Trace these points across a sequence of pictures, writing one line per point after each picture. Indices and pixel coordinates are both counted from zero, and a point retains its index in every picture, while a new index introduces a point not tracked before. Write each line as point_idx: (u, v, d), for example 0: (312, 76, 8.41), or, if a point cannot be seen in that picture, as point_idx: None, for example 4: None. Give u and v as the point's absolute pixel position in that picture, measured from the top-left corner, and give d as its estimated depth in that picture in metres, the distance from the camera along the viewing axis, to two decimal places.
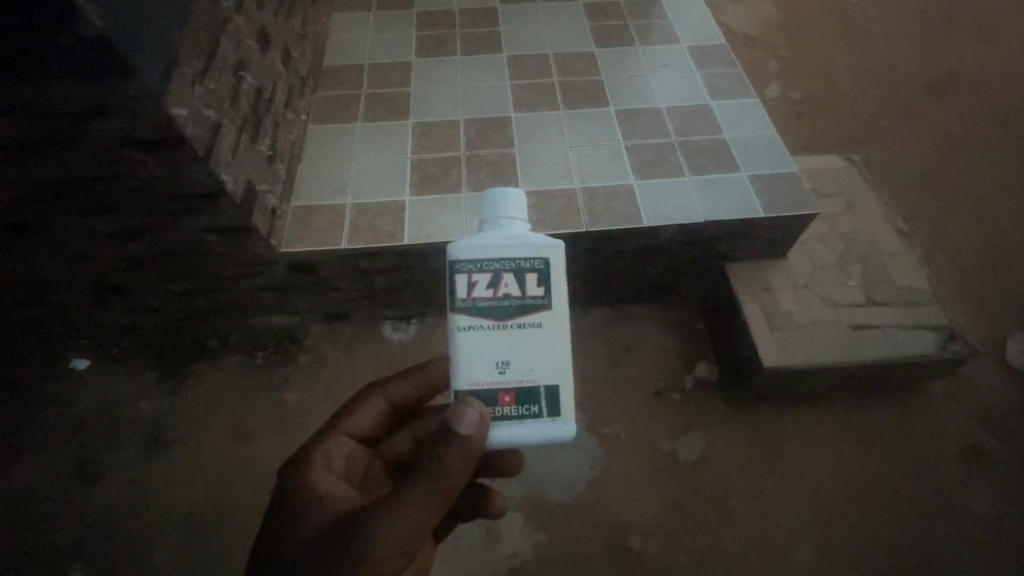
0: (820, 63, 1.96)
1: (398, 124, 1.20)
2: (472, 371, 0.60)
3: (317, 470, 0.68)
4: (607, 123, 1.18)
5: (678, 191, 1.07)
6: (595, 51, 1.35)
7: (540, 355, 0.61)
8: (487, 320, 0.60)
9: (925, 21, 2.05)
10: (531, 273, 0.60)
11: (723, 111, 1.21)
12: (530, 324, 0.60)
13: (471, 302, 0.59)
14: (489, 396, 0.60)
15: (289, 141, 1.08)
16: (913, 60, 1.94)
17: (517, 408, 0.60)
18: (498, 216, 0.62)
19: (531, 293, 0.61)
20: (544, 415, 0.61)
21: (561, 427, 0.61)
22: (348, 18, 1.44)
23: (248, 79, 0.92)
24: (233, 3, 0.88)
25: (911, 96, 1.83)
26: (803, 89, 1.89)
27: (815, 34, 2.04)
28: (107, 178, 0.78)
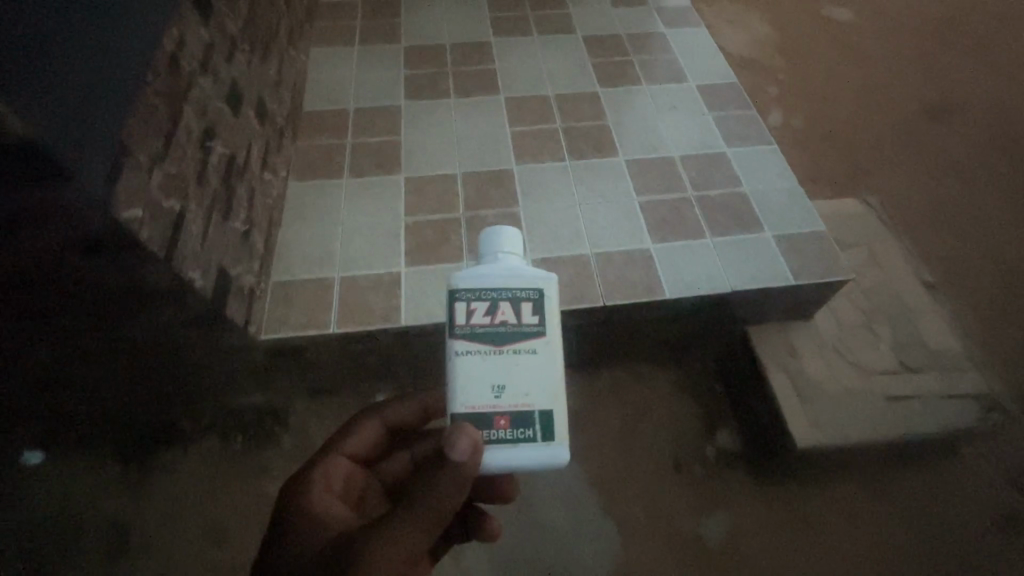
0: (824, 86, 1.88)
1: (389, 179, 1.08)
2: (465, 393, 0.55)
3: (313, 494, 0.63)
4: (618, 176, 1.09)
5: (698, 256, 0.98)
6: (600, 90, 1.25)
7: (535, 380, 0.55)
8: (481, 344, 0.55)
9: (928, 39, 1.99)
10: (527, 300, 0.56)
11: (740, 160, 1.12)
12: (526, 348, 0.55)
13: (466, 326, 0.55)
14: (481, 419, 0.54)
15: (266, 206, 0.96)
16: (920, 81, 1.87)
17: (514, 431, 0.54)
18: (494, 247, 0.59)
19: (526, 319, 0.56)
20: (538, 440, 0.55)
21: (557, 453, 0.54)
22: (330, 55, 1.32)
23: (218, 148, 0.81)
24: (198, 65, 0.77)
25: (920, 118, 1.76)
26: (808, 112, 1.81)
27: (817, 55, 1.97)
28: (52, 288, 0.66)
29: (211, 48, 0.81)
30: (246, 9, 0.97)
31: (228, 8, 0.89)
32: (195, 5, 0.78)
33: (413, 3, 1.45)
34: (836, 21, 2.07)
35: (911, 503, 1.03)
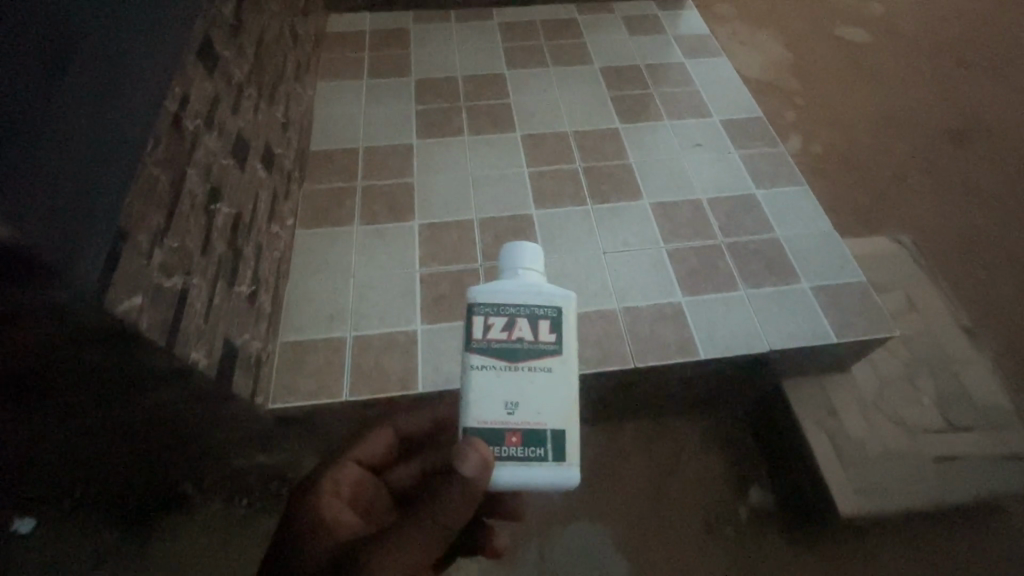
0: (845, 107, 1.82)
1: (402, 226, 1.03)
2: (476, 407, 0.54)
3: (320, 499, 0.60)
4: (643, 221, 1.04)
5: (732, 310, 0.93)
6: (620, 126, 1.20)
7: (548, 399, 0.53)
8: (495, 360, 0.54)
9: (948, 60, 1.95)
10: (544, 318, 0.55)
11: (771, 202, 1.07)
12: (540, 367, 0.54)
13: (481, 341, 0.54)
14: (493, 434, 0.53)
15: (274, 260, 0.91)
16: (943, 103, 1.82)
17: (523, 448, 0.53)
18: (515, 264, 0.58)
19: (541, 338, 0.55)
20: (548, 459, 0.53)
21: (566, 473, 0.53)
22: (338, 89, 1.27)
23: (224, 208, 0.75)
24: (203, 122, 0.71)
25: (945, 144, 1.71)
26: (830, 135, 1.73)
27: (835, 75, 1.91)
28: (29, 385, 0.59)
29: (216, 100, 0.76)
30: (252, 52, 0.91)
31: (233, 54, 0.83)
32: (200, 57, 0.72)
33: (422, 33, 1.40)
34: (854, 40, 2.01)
35: (967, 569, 0.94)
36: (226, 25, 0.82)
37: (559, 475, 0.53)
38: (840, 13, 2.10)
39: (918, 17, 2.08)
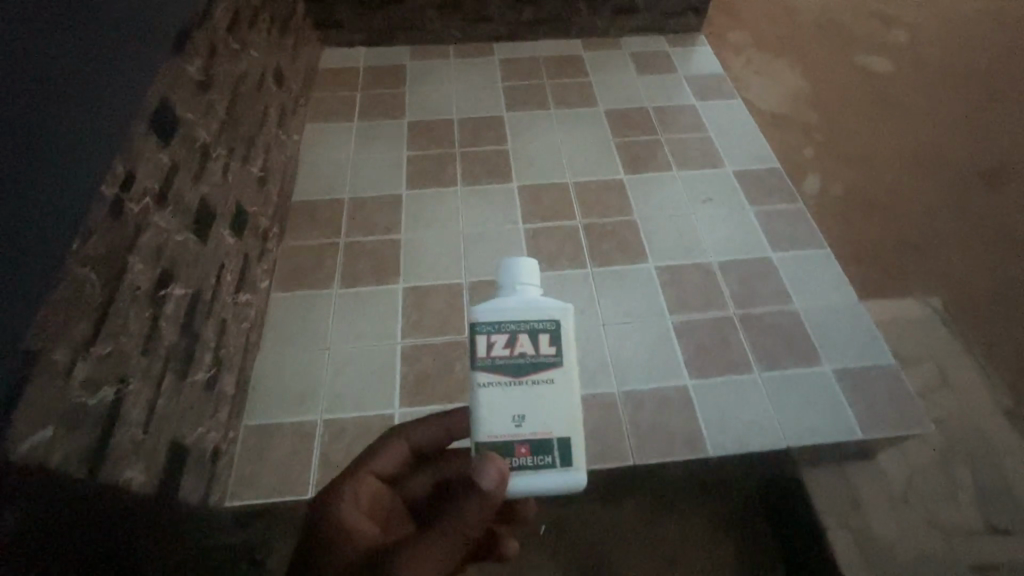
0: (862, 145, 1.68)
1: (384, 290, 0.95)
2: (482, 421, 0.49)
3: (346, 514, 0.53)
4: (648, 288, 0.95)
5: (746, 395, 0.83)
6: (625, 177, 1.12)
7: (556, 409, 0.48)
8: (500, 377, 0.49)
9: (979, 93, 1.82)
10: (544, 331, 0.49)
11: (789, 268, 0.98)
12: (545, 379, 0.49)
13: (484, 360, 0.49)
14: (502, 446, 0.49)
15: (240, 333, 0.83)
16: (974, 140, 1.69)
17: (532, 456, 0.48)
18: (508, 280, 0.52)
19: (542, 352, 0.49)
20: (557, 465, 0.48)
21: (575, 477, 0.48)
22: (326, 132, 1.20)
23: (177, 291, 0.68)
24: (152, 201, 0.64)
25: (973, 187, 1.57)
26: (849, 175, 1.59)
27: (854, 108, 1.78)
28: None
29: (173, 171, 0.69)
30: (224, 106, 0.84)
31: (199, 114, 0.76)
32: (152, 127, 0.65)
33: (418, 70, 1.33)
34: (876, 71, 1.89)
35: None
36: (193, 83, 0.75)
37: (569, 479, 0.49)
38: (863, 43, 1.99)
39: (945, 47, 1.97)
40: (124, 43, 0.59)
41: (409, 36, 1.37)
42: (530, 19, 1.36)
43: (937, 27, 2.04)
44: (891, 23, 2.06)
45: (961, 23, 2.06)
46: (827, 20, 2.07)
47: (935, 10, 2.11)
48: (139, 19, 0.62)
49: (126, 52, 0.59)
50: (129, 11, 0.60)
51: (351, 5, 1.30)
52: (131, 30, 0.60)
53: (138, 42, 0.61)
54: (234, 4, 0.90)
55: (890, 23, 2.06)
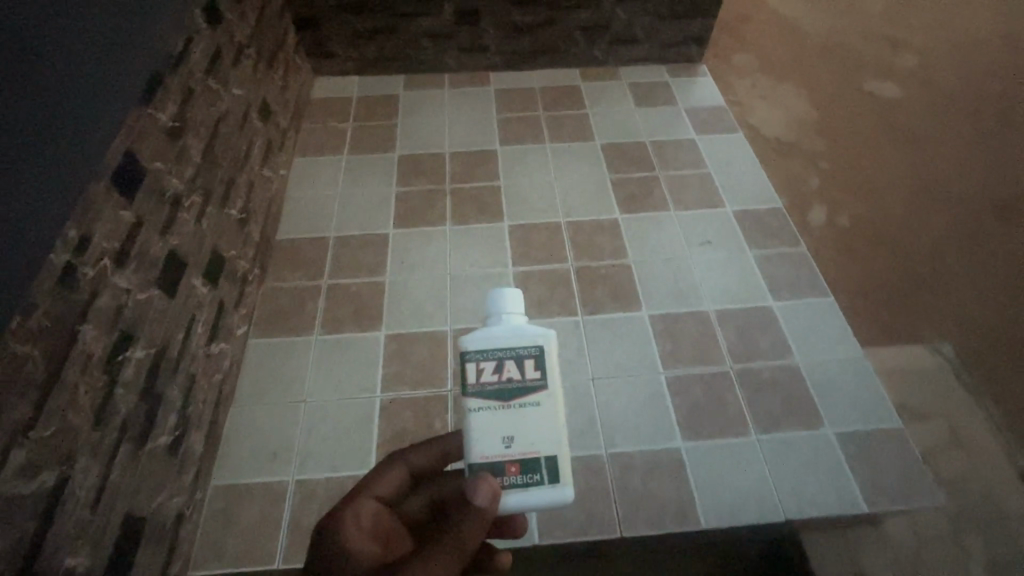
0: (874, 172, 1.56)
1: (366, 338, 0.92)
2: (471, 444, 0.47)
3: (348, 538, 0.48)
4: (641, 339, 0.90)
5: (742, 461, 0.79)
6: (620, 216, 1.08)
7: (544, 431, 0.47)
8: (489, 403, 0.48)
9: (998, 117, 1.72)
10: (530, 356, 0.48)
11: (790, 319, 0.93)
12: (532, 404, 0.48)
13: (473, 388, 0.48)
14: (491, 468, 0.47)
15: (212, 388, 0.80)
16: (993, 167, 1.59)
17: (521, 477, 0.47)
18: (491, 306, 0.50)
19: (528, 376, 0.48)
20: (546, 482, 0.47)
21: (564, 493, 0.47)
22: (315, 166, 1.17)
23: (138, 353, 0.64)
24: (111, 262, 0.61)
25: (990, 217, 1.46)
26: (864, 204, 1.46)
27: (865, 132, 1.68)
28: None
29: (138, 226, 0.66)
30: (200, 150, 0.81)
31: (170, 162, 0.73)
32: (115, 183, 0.62)
33: (411, 101, 1.30)
34: (890, 93, 1.80)
35: None
36: (164, 130, 0.73)
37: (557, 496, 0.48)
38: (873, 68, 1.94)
39: (964, 68, 1.87)
40: (82, 102, 0.56)
41: (403, 65, 1.34)
42: (526, 49, 1.33)
43: (956, 46, 1.94)
44: (908, 41, 1.96)
45: (982, 41, 1.96)
46: (841, 37, 1.97)
47: (955, 27, 2.00)
48: (103, 74, 0.59)
49: (84, 111, 0.56)
50: (90, 67, 0.57)
51: (344, 35, 1.27)
52: (91, 87, 0.57)
53: (100, 98, 0.59)
54: (214, 43, 0.88)
55: (907, 41, 1.96)
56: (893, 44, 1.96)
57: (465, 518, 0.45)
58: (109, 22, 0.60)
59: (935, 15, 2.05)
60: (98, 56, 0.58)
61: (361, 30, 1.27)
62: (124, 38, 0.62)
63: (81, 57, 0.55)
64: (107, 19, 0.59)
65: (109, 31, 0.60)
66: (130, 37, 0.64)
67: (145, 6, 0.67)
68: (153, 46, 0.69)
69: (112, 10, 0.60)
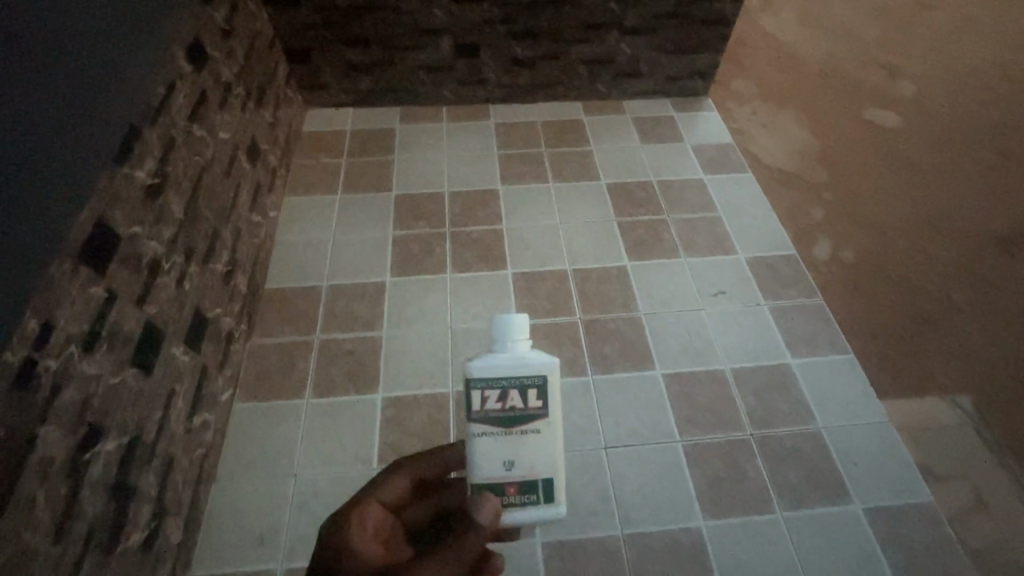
0: (872, 201, 1.39)
1: (361, 401, 0.86)
2: (473, 465, 0.47)
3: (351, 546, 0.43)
4: (655, 403, 0.85)
5: (767, 542, 0.74)
6: (628, 263, 1.03)
7: (543, 458, 0.48)
8: (492, 428, 0.47)
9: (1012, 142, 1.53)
10: (533, 386, 0.48)
11: (810, 378, 0.89)
12: (534, 432, 0.48)
13: (476, 414, 0.47)
14: (492, 488, 0.48)
15: (192, 466, 0.73)
16: (1000, 198, 1.42)
17: (520, 497, 0.48)
18: (497, 334, 0.49)
19: (531, 405, 0.48)
20: (541, 501, 0.48)
21: (556, 508, 0.48)
22: (306, 206, 1.11)
23: (108, 445, 0.58)
24: (78, 348, 0.54)
25: (990, 254, 1.30)
26: (859, 239, 1.29)
27: (861, 158, 1.49)
28: None
29: (109, 302, 0.59)
30: (182, 206, 0.75)
31: (149, 223, 0.67)
32: (83, 258, 0.56)
33: (408, 136, 1.25)
34: (893, 112, 1.62)
35: None
36: (142, 189, 0.66)
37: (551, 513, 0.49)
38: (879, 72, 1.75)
39: (984, 81, 1.70)
40: (42, 175, 0.49)
41: (398, 97, 1.28)
42: (527, 82, 1.28)
43: (977, 53, 1.78)
44: (925, 49, 1.80)
45: (1006, 50, 1.78)
46: (855, 45, 1.79)
47: (976, 34, 1.84)
48: (69, 139, 0.53)
49: (44, 185, 0.50)
50: (52, 134, 0.50)
51: (337, 67, 1.21)
52: (54, 156, 0.51)
53: (64, 167, 0.52)
54: (198, 86, 0.81)
55: (924, 48, 1.80)
56: (907, 50, 1.79)
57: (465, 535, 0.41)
58: (75, 82, 0.53)
59: (950, 21, 1.89)
60: (61, 121, 0.51)
61: (355, 62, 1.21)
62: (94, 96, 0.56)
63: (39, 125, 0.49)
64: (72, 79, 0.53)
65: (75, 91, 0.53)
66: (101, 94, 0.57)
67: (119, 57, 0.60)
68: (130, 100, 0.63)
69: (79, 69, 0.54)
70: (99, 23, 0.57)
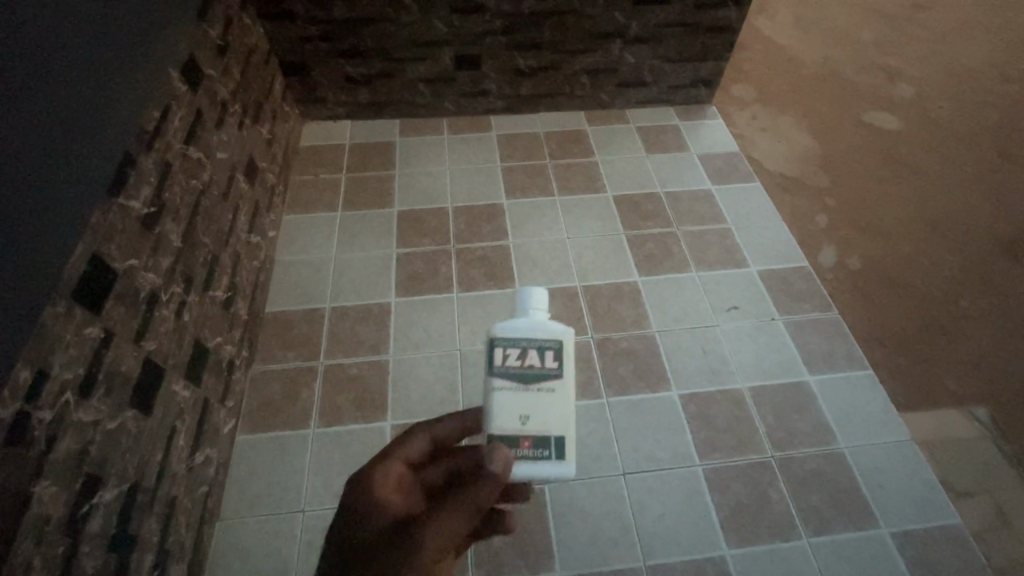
0: (876, 206, 1.24)
1: (370, 430, 0.83)
2: (490, 416, 0.46)
3: (377, 497, 0.47)
4: (672, 425, 0.84)
5: (793, 570, 0.73)
6: (639, 278, 1.01)
7: (556, 412, 0.46)
8: (506, 383, 0.46)
9: (1015, 146, 1.43)
10: (550, 346, 0.47)
11: (829, 397, 0.88)
12: (548, 389, 0.46)
13: (493, 369, 0.47)
14: (503, 440, 0.46)
15: (195, 505, 0.70)
16: (1009, 200, 1.29)
17: (532, 450, 0.46)
18: (518, 301, 0.50)
19: (547, 365, 0.47)
20: (554, 459, 0.46)
21: (569, 468, 0.46)
22: (307, 224, 1.08)
23: (107, 494, 0.55)
24: (75, 395, 0.51)
25: (999, 257, 1.16)
26: (868, 244, 1.15)
27: (863, 160, 1.35)
28: None
29: (106, 341, 0.56)
30: (180, 233, 0.72)
31: (146, 254, 0.64)
32: (77, 298, 0.52)
33: (409, 149, 1.22)
34: (893, 113, 1.50)
35: None
36: (138, 219, 0.63)
37: (560, 471, 0.46)
38: (883, 67, 1.65)
39: (988, 79, 1.62)
40: (29, 213, 0.46)
41: (397, 109, 1.26)
42: (530, 93, 1.25)
43: (981, 49, 1.72)
44: (927, 46, 1.72)
45: (1012, 46, 1.73)
46: (858, 45, 1.72)
47: (981, 30, 1.79)
48: (58, 173, 0.49)
49: (32, 224, 0.46)
50: (39, 170, 0.47)
51: (335, 80, 1.18)
52: (41, 193, 0.47)
53: (52, 203, 0.49)
54: (195, 106, 0.78)
55: (923, 49, 1.71)
56: (911, 45, 1.73)
57: (476, 484, 0.43)
58: (63, 112, 0.50)
59: (953, 17, 1.84)
60: (49, 154, 0.48)
61: (354, 75, 1.18)
62: (84, 126, 0.53)
63: (25, 160, 0.46)
64: (61, 108, 0.50)
65: (64, 122, 0.50)
66: (92, 123, 0.54)
67: (111, 82, 0.57)
68: (124, 126, 0.60)
69: (67, 97, 0.51)
70: (89, 48, 0.54)
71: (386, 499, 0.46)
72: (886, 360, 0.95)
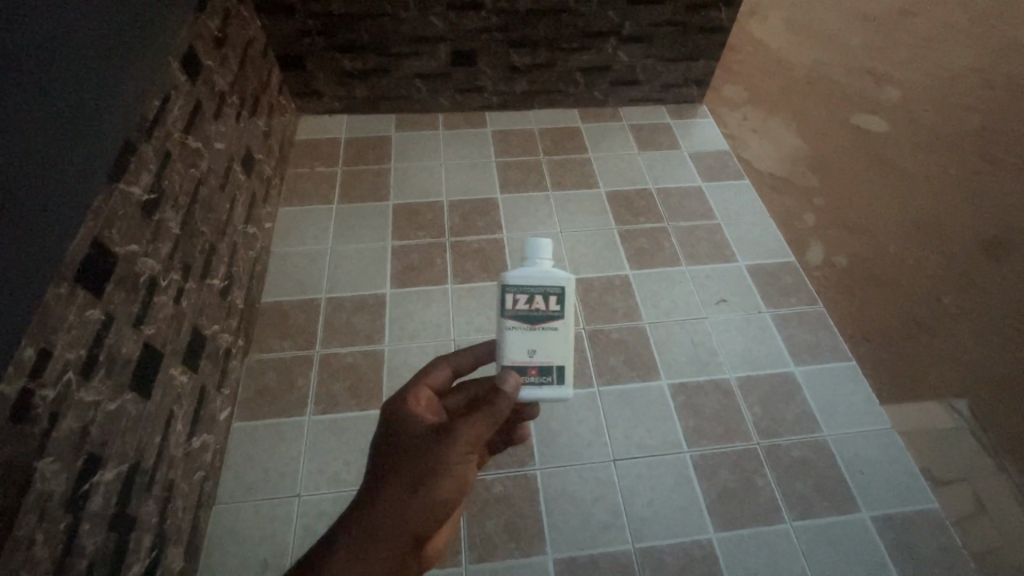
0: (861, 204, 1.27)
1: (365, 417, 0.84)
2: (503, 349, 0.51)
3: (409, 411, 0.51)
4: (662, 414, 0.86)
5: (778, 554, 0.75)
6: (631, 272, 1.02)
7: (559, 347, 0.51)
8: (517, 324, 0.51)
9: (996, 150, 1.46)
10: (554, 293, 0.51)
11: (813, 387, 0.90)
12: (552, 328, 0.51)
13: (506, 313, 0.51)
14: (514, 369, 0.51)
15: (192, 489, 0.71)
16: (990, 201, 1.33)
17: (538, 377, 0.51)
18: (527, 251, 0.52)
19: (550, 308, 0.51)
20: (556, 383, 0.51)
21: (568, 392, 0.51)
22: (303, 216, 1.09)
23: (107, 474, 0.56)
24: (77, 374, 0.52)
25: (981, 258, 1.19)
26: (853, 242, 1.18)
27: (850, 160, 1.38)
28: None
29: (107, 324, 0.57)
30: (179, 221, 0.73)
31: (147, 240, 0.65)
32: (81, 279, 0.53)
33: (405, 144, 1.23)
34: (879, 115, 1.53)
35: None
36: (139, 205, 0.64)
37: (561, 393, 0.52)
38: (870, 70, 1.68)
39: (971, 83, 1.66)
40: (34, 195, 0.47)
41: (394, 103, 1.27)
42: (525, 89, 1.27)
43: (965, 55, 1.76)
44: (913, 51, 1.76)
45: (993, 52, 1.78)
46: (848, 47, 1.75)
47: (964, 35, 1.84)
48: (60, 156, 0.50)
49: (37, 206, 0.47)
50: (41, 153, 0.48)
51: (331, 74, 1.19)
52: (43, 175, 0.48)
53: (56, 187, 0.50)
54: (194, 96, 0.79)
55: (909, 54, 1.75)
56: (898, 49, 1.77)
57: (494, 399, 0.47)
58: (64, 96, 0.51)
59: (938, 23, 1.88)
60: (52, 139, 0.49)
61: (351, 69, 1.19)
62: (85, 112, 0.54)
63: (27, 142, 0.46)
64: (65, 95, 0.51)
65: (65, 106, 0.51)
66: (95, 109, 0.55)
67: (111, 68, 0.58)
68: (126, 113, 0.61)
69: (69, 84, 0.51)
70: (90, 35, 0.54)
71: (416, 413, 0.50)
72: (869, 352, 0.98)
